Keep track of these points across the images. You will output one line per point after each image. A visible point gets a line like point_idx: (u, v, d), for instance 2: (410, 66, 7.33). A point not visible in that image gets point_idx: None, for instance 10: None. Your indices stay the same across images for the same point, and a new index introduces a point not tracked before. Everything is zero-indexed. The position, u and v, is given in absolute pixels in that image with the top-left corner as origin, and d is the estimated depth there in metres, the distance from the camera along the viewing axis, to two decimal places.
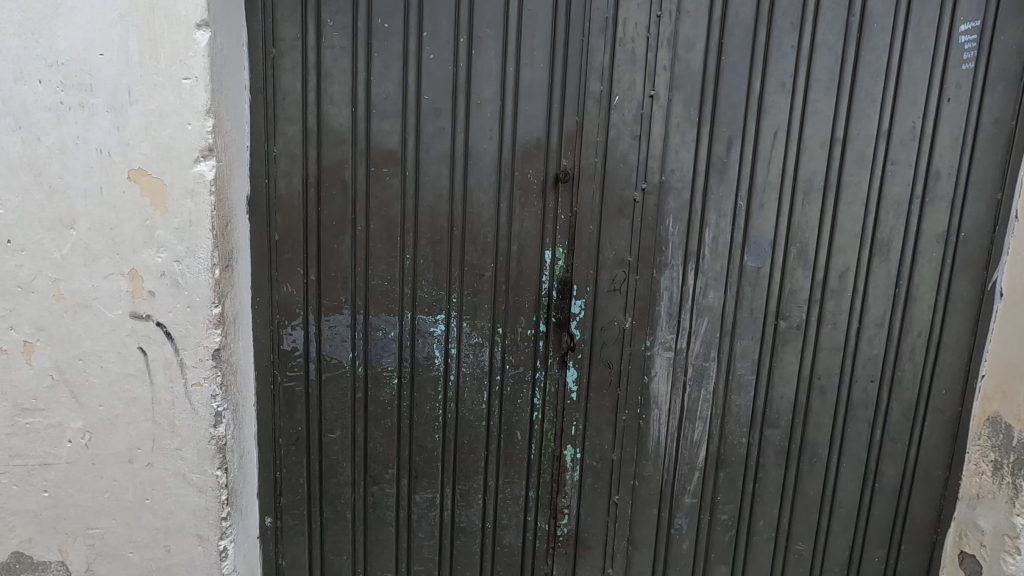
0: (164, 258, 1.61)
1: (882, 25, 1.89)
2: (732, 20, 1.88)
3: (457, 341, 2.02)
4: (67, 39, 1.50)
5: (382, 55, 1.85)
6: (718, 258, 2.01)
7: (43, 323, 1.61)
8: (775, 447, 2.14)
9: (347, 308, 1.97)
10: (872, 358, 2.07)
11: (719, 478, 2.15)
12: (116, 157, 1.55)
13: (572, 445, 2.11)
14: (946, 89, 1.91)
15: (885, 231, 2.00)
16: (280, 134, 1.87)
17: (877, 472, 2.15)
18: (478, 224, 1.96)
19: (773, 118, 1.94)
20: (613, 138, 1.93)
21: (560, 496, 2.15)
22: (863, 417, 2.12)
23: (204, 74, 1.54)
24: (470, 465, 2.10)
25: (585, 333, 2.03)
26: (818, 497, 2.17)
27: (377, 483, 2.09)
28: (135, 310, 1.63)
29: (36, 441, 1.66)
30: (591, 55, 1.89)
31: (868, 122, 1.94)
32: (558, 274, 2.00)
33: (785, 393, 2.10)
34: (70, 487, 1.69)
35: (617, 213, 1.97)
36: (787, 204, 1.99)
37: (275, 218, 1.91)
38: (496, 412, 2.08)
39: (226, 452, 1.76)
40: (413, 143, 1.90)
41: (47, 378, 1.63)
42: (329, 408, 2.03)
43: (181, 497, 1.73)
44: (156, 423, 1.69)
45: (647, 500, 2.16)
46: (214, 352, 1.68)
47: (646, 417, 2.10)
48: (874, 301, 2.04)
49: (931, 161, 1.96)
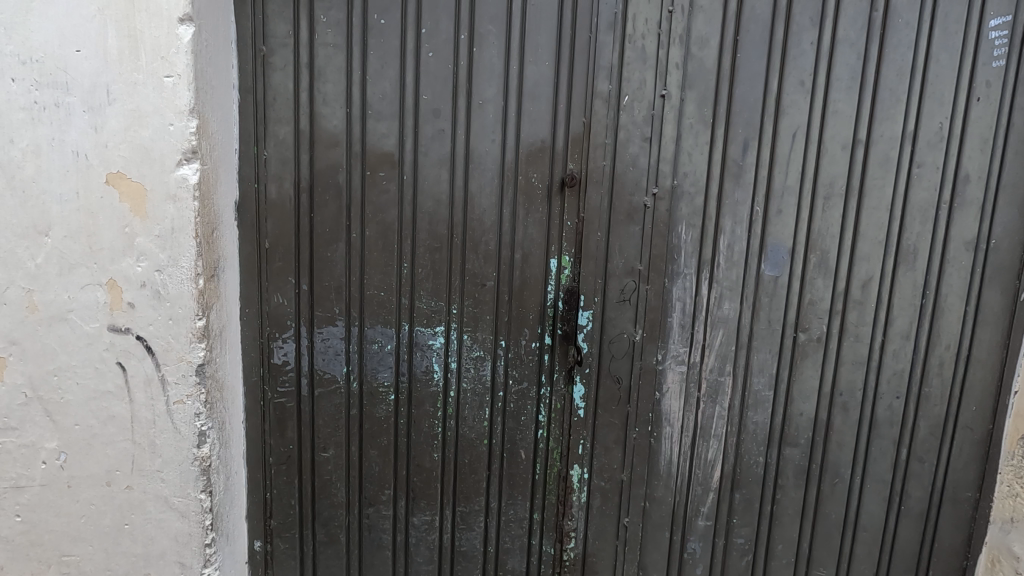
0: (145, 267, 1.51)
1: (907, 21, 1.79)
2: (748, 15, 1.78)
3: (457, 355, 1.91)
4: (41, 34, 1.41)
5: (378, 53, 1.76)
6: (734, 266, 1.90)
7: (16, 336, 1.51)
8: (794, 467, 2.01)
9: (341, 320, 1.87)
10: (898, 373, 1.95)
11: (735, 499, 2.03)
12: (93, 159, 1.46)
13: (579, 465, 2.00)
14: (975, 88, 1.81)
15: (911, 238, 1.88)
16: (271, 136, 1.77)
17: (903, 494, 2.03)
18: (479, 230, 1.85)
19: (792, 119, 1.83)
20: (623, 140, 1.83)
21: (566, 519, 2.03)
22: (888, 435, 1.99)
23: (187, 72, 1.45)
24: (472, 486, 1.99)
25: (593, 346, 1.92)
26: (841, 520, 2.04)
27: (372, 505, 1.97)
28: (113, 323, 1.52)
29: (8, 462, 1.55)
30: (599, 52, 1.79)
31: (892, 123, 1.83)
32: (564, 283, 1.89)
33: (805, 410, 1.98)
34: (44, 512, 1.59)
35: (627, 219, 1.87)
36: (806, 209, 1.88)
37: (265, 224, 1.81)
38: (499, 429, 1.96)
39: (211, 474, 1.65)
40: (411, 146, 1.80)
41: (21, 396, 1.53)
42: (322, 426, 1.92)
43: (162, 521, 1.62)
44: (135, 443, 1.58)
45: (659, 523, 2.04)
46: (198, 367, 1.57)
47: (657, 435, 1.99)
48: (899, 312, 1.92)
49: (959, 164, 1.85)
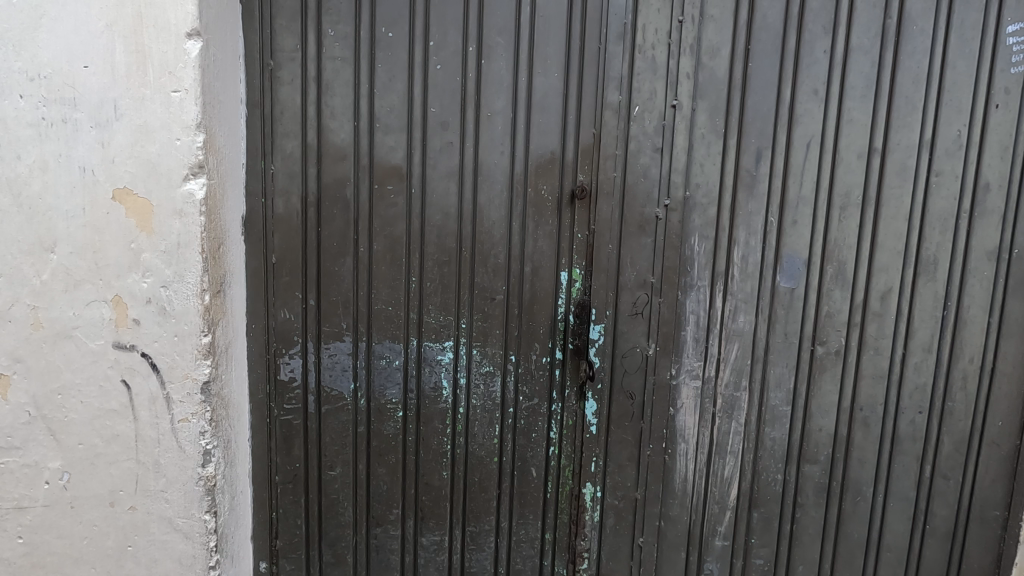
0: (150, 283, 1.49)
1: (922, 28, 1.76)
2: (759, 23, 1.76)
3: (467, 370, 1.88)
4: (50, 50, 1.41)
5: (386, 66, 1.75)
6: (749, 278, 1.86)
7: (20, 354, 1.49)
8: (815, 484, 1.95)
9: (348, 336, 1.84)
10: (919, 388, 1.90)
11: (753, 519, 1.97)
12: (100, 175, 1.45)
13: (591, 483, 1.94)
14: (993, 95, 1.77)
15: (930, 248, 1.84)
16: (278, 150, 1.76)
17: (928, 513, 1.96)
18: (488, 243, 1.82)
19: (806, 128, 1.80)
20: (633, 150, 1.80)
21: (578, 539, 1.97)
22: (911, 452, 1.93)
23: (195, 86, 1.44)
24: (482, 505, 1.94)
25: (605, 361, 1.88)
26: (863, 540, 1.97)
27: (380, 525, 1.93)
28: (118, 340, 1.50)
29: (11, 482, 1.52)
30: (609, 62, 1.77)
31: (909, 131, 1.79)
32: (575, 297, 1.86)
33: (825, 425, 1.92)
34: (46, 533, 1.56)
35: (638, 231, 1.84)
36: (822, 219, 1.84)
37: (272, 239, 1.79)
38: (509, 447, 1.92)
39: (215, 494, 1.61)
40: (418, 159, 1.79)
41: (24, 414, 1.50)
42: (329, 443, 1.88)
43: (165, 543, 1.59)
44: (139, 462, 1.55)
45: (674, 543, 1.98)
46: (203, 385, 1.55)
47: (672, 451, 1.93)
48: (920, 324, 1.87)
49: (979, 172, 1.80)
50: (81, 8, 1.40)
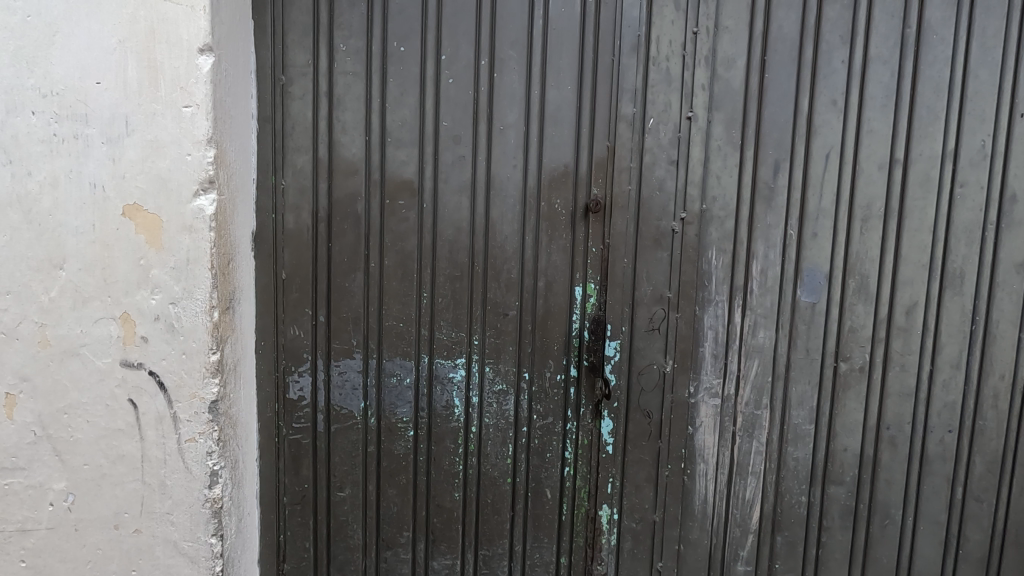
0: (159, 299, 1.47)
1: (942, 36, 1.72)
2: (775, 34, 1.74)
3: (479, 388, 1.83)
4: (62, 67, 1.40)
5: (398, 80, 1.74)
6: (768, 292, 1.81)
7: (26, 373, 1.46)
8: (841, 507, 1.87)
9: (358, 352, 1.80)
10: (948, 406, 1.83)
11: (776, 543, 1.89)
12: (109, 191, 1.43)
13: (608, 505, 1.88)
14: (1017, 104, 1.73)
15: (957, 260, 1.78)
16: (289, 165, 1.75)
17: (960, 537, 1.87)
18: (501, 259, 1.79)
19: (825, 139, 1.76)
20: (648, 163, 1.77)
21: (594, 563, 1.90)
22: (942, 473, 1.85)
23: (205, 101, 1.43)
24: (495, 528, 1.88)
25: (621, 378, 1.83)
26: (893, 565, 1.89)
27: (391, 548, 1.87)
28: (125, 358, 1.48)
29: (14, 504, 1.49)
30: (623, 74, 1.75)
31: (931, 141, 1.75)
32: (589, 312, 1.81)
33: (850, 445, 1.85)
34: (49, 557, 1.52)
35: (654, 245, 1.80)
36: (843, 232, 1.79)
37: (282, 254, 1.77)
38: (523, 467, 1.86)
39: (222, 516, 1.57)
40: (430, 173, 1.76)
41: (28, 434, 1.48)
42: (338, 463, 1.84)
43: (170, 567, 1.54)
44: (145, 483, 1.52)
45: (694, 568, 1.91)
46: (211, 403, 1.51)
47: (691, 472, 1.87)
48: (947, 340, 1.81)
49: (1004, 182, 1.76)
50: (94, 24, 1.40)
